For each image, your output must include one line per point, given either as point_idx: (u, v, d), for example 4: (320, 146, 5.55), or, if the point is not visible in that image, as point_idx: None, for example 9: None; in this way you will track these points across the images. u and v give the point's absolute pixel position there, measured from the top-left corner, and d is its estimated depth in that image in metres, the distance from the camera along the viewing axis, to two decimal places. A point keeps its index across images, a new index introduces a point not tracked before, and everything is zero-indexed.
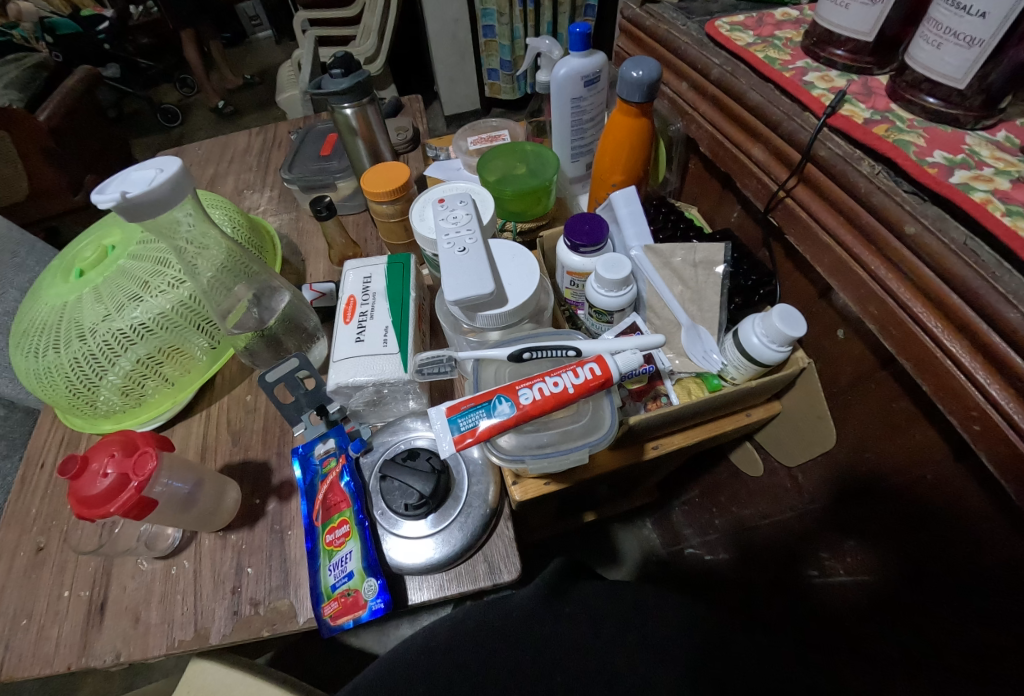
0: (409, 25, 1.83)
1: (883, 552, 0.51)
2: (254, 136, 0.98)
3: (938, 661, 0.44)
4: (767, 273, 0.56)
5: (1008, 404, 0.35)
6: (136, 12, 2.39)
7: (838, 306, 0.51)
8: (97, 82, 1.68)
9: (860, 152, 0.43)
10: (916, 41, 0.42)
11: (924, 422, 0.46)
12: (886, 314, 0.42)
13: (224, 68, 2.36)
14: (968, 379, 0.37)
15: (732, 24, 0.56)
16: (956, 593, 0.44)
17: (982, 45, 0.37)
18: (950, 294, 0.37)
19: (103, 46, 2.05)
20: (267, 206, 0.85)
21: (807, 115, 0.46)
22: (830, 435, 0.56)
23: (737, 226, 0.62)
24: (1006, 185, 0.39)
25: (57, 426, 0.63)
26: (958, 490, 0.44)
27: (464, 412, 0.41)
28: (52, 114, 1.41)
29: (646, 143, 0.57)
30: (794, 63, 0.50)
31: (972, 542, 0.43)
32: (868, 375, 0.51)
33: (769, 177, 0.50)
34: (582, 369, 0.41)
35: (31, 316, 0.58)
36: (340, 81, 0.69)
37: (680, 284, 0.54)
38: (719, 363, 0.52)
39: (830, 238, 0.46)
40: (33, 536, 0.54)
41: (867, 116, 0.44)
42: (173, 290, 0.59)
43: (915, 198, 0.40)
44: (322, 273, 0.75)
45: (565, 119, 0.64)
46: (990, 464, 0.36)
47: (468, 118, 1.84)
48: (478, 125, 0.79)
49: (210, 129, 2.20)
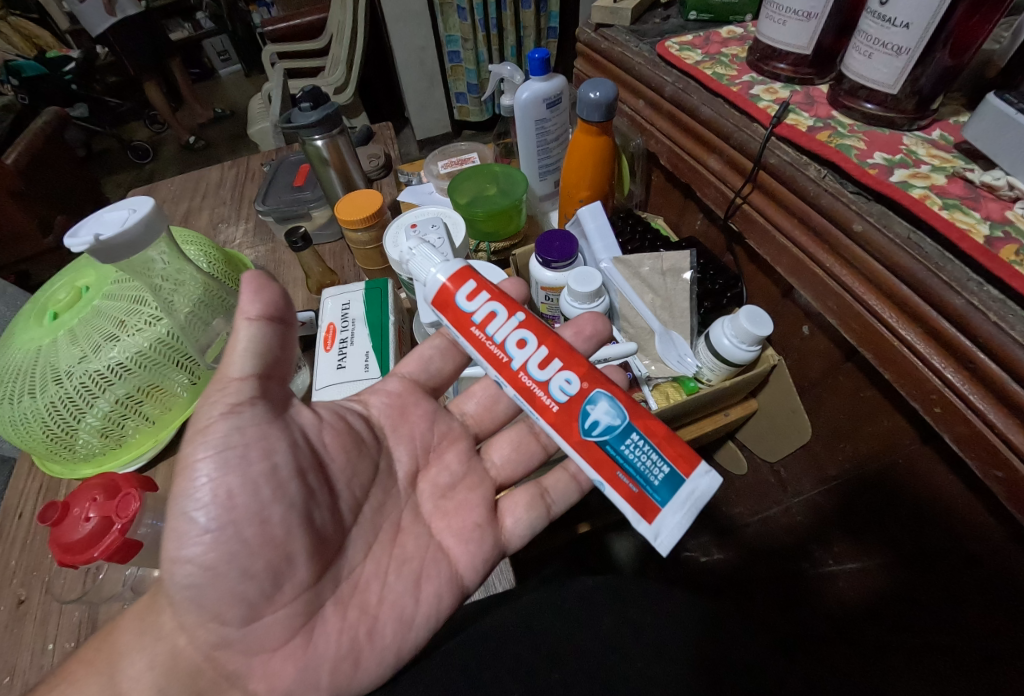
0: (376, 54, 1.86)
1: (877, 546, 0.53)
2: (226, 170, 0.98)
3: None
4: (733, 277, 0.58)
5: (965, 387, 0.36)
6: (102, 53, 2.41)
7: (800, 304, 0.54)
8: (64, 123, 1.67)
9: (806, 159, 0.46)
10: (850, 51, 0.45)
11: (890, 410, 0.48)
12: (845, 308, 0.44)
13: (194, 104, 2.36)
14: (925, 365, 0.38)
15: (682, 44, 0.59)
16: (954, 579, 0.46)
17: (909, 53, 0.40)
18: (900, 286, 0.39)
19: (70, 87, 2.05)
20: (243, 239, 0.85)
21: (756, 126, 0.49)
22: (806, 428, 0.59)
23: (702, 233, 0.65)
24: (942, 181, 0.41)
25: (35, 474, 0.61)
26: (930, 471, 0.46)
27: (583, 414, 0.37)
28: (19, 158, 1.39)
29: (609, 159, 0.59)
30: (740, 78, 0.53)
31: (960, 520, 0.45)
32: (835, 368, 0.53)
33: (725, 185, 0.53)
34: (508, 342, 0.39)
35: (6, 361, 0.57)
36: (310, 114, 0.71)
37: (650, 293, 0.56)
38: (694, 366, 0.54)
39: (786, 240, 0.48)
40: (13, 589, 0.52)
41: (811, 124, 0.47)
42: (150, 327, 0.57)
43: (860, 198, 0.42)
44: (301, 303, 0.76)
45: (530, 140, 0.66)
46: (954, 444, 0.38)
47: (440, 142, 1.85)
48: (447, 150, 0.80)
49: (181, 163, 2.19)
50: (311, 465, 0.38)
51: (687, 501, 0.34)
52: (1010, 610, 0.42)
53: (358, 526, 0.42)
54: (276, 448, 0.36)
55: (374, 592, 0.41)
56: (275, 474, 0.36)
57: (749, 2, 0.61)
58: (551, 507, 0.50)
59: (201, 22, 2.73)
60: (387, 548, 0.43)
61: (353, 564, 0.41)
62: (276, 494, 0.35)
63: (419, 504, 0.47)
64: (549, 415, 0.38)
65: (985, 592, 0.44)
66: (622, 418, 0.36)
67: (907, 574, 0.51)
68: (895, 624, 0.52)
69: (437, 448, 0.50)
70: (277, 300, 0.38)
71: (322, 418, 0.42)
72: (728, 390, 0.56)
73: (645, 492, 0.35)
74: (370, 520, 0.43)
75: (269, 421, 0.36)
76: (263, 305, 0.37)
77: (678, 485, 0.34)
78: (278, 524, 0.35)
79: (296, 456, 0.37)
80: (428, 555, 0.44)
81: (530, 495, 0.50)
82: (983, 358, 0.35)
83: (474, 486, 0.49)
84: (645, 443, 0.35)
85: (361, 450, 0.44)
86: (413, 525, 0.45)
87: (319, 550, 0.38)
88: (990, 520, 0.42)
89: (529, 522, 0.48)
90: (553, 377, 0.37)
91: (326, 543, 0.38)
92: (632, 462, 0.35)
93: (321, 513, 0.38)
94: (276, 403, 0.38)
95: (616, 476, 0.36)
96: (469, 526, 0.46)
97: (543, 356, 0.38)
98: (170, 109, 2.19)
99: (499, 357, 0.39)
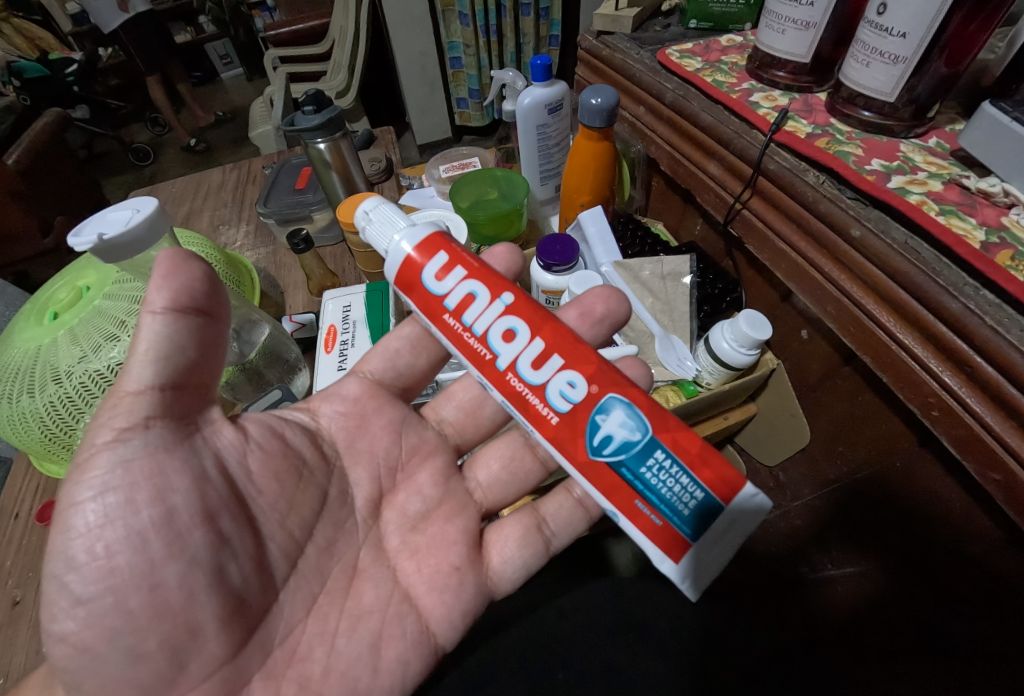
0: (378, 60, 1.88)
1: (877, 554, 0.54)
2: (228, 172, 0.99)
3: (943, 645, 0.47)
4: (733, 281, 0.59)
5: (962, 390, 0.37)
6: (104, 55, 2.42)
7: (799, 308, 0.54)
8: (65, 124, 1.67)
9: (805, 165, 0.46)
10: (848, 60, 0.45)
11: (889, 413, 0.49)
12: (843, 313, 0.44)
13: (196, 107, 2.38)
14: (923, 368, 0.39)
15: (682, 51, 0.60)
16: (953, 583, 0.46)
17: (907, 62, 0.40)
18: (898, 291, 0.40)
19: (73, 89, 2.06)
20: (244, 242, 0.85)
21: (756, 132, 0.50)
22: (804, 432, 0.59)
23: (701, 238, 0.65)
24: (938, 187, 0.42)
25: (32, 474, 0.61)
26: (927, 475, 0.47)
27: (590, 428, 0.32)
28: (21, 159, 1.40)
29: (610, 164, 0.59)
30: (740, 85, 0.54)
31: (958, 526, 0.45)
32: (834, 372, 0.54)
33: (726, 190, 0.54)
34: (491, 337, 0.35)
35: (6, 360, 0.57)
36: (313, 118, 0.72)
37: (651, 296, 0.56)
38: (694, 369, 0.54)
39: (785, 245, 0.49)
40: (8, 591, 0.51)
41: (809, 131, 0.48)
42: None
43: (858, 204, 0.43)
44: (302, 305, 0.76)
45: (532, 145, 0.66)
46: (951, 447, 0.38)
47: (441, 147, 1.86)
48: (449, 154, 0.81)
49: (181, 166, 2.20)
50: (227, 506, 0.34)
51: (724, 533, 0.30)
52: (1003, 612, 0.43)
53: (296, 577, 0.37)
54: (175, 487, 0.32)
55: (318, 661, 0.36)
56: (170, 523, 0.31)
57: (747, 11, 0.62)
58: (549, 539, 0.46)
59: (203, 25, 2.74)
60: (340, 601, 0.38)
61: (291, 624, 0.36)
62: (172, 550, 0.31)
63: (384, 538, 0.42)
64: (549, 421, 0.34)
65: (978, 589, 0.44)
66: (642, 433, 0.32)
67: (903, 575, 0.51)
68: (897, 627, 0.52)
69: (407, 469, 0.46)
70: (195, 291, 0.33)
71: (250, 438, 0.37)
72: (728, 394, 0.56)
73: (670, 524, 0.30)
74: (314, 567, 0.38)
75: (167, 449, 0.32)
76: (173, 295, 0.32)
77: (715, 517, 0.30)
78: (175, 589, 0.30)
79: (204, 497, 0.33)
80: (390, 609, 0.39)
81: (526, 526, 0.45)
82: (980, 361, 0.35)
83: (451, 514, 0.44)
84: (672, 464, 0.31)
85: (302, 480, 0.39)
86: (373, 567, 0.40)
87: (239, 616, 0.33)
88: (984, 520, 0.43)
89: (523, 554, 0.44)
90: (550, 380, 0.33)
91: (249, 606, 0.34)
92: (655, 489, 0.31)
93: (239, 567, 0.33)
94: (181, 424, 0.33)
95: (633, 503, 0.31)
96: (444, 569, 0.41)
97: (543, 352, 0.34)
98: (172, 111, 2.20)
99: (483, 354, 0.35)
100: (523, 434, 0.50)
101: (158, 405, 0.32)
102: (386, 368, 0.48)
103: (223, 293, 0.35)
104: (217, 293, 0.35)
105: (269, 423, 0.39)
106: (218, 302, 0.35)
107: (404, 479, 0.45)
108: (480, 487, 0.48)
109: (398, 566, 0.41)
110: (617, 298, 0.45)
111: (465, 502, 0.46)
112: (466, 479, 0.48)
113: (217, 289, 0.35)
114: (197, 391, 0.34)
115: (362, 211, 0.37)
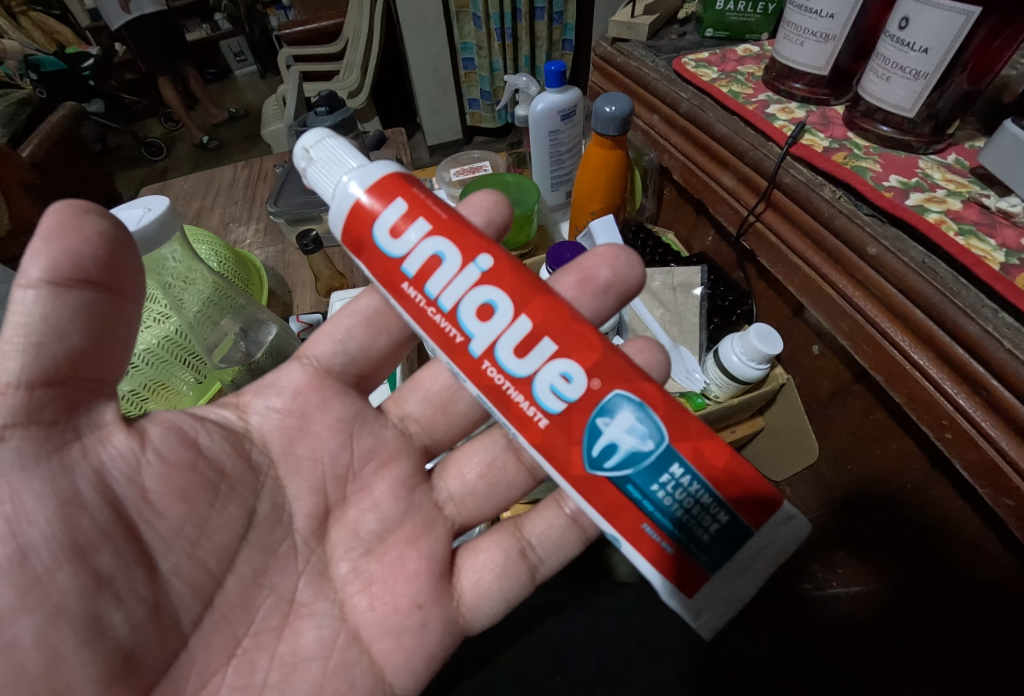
0: (391, 59, 1.88)
1: (875, 567, 0.54)
2: (240, 170, 0.99)
3: (955, 663, 0.47)
4: (743, 293, 0.59)
5: (977, 412, 0.36)
6: (121, 49, 2.44)
7: (811, 323, 0.54)
8: (81, 117, 1.69)
9: (821, 180, 0.46)
10: (867, 74, 0.45)
11: (900, 432, 0.48)
12: (857, 330, 0.44)
13: (209, 104, 2.39)
14: (937, 389, 0.38)
15: (698, 60, 0.60)
16: (965, 608, 0.46)
17: (928, 78, 0.40)
18: (914, 310, 0.39)
19: (88, 83, 2.09)
20: (253, 239, 0.85)
21: (771, 145, 0.49)
22: (813, 447, 0.59)
23: (713, 250, 0.65)
24: (957, 205, 0.41)
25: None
26: (937, 496, 0.46)
27: (588, 433, 0.31)
28: (36, 152, 1.41)
29: (622, 172, 0.59)
30: (756, 96, 0.54)
31: (973, 555, 0.44)
32: (845, 388, 0.53)
33: (740, 202, 0.53)
34: (465, 318, 0.34)
35: None
36: (325, 118, 0.73)
37: (661, 307, 0.57)
38: (702, 381, 0.54)
39: (799, 258, 0.48)
40: None
41: (826, 145, 0.47)
42: (159, 324, 0.53)
43: (875, 220, 0.42)
44: (309, 305, 0.76)
45: (543, 150, 0.66)
46: (964, 470, 0.37)
47: (452, 149, 1.84)
48: (459, 158, 0.80)
49: (193, 161, 2.21)
50: (107, 540, 0.31)
51: (749, 559, 0.30)
52: (1007, 636, 0.43)
53: (212, 615, 0.35)
54: (34, 520, 0.29)
55: None
56: (25, 564, 0.28)
57: (765, 20, 0.61)
58: (537, 568, 0.44)
59: (218, 23, 2.76)
60: (271, 645, 0.36)
61: (206, 675, 0.34)
62: (27, 601, 0.28)
63: (332, 565, 0.40)
64: (539, 427, 0.32)
65: (970, 603, 0.45)
66: (655, 443, 0.31)
67: (907, 592, 0.51)
68: (897, 641, 0.53)
69: (361, 480, 0.43)
70: (85, 259, 0.30)
71: (149, 445, 0.33)
72: (737, 406, 0.56)
73: (682, 549, 0.30)
74: (236, 606, 0.36)
75: (23, 468, 0.29)
76: (52, 265, 0.29)
77: (740, 538, 0.30)
78: (31, 650, 0.28)
79: (72, 529, 0.30)
80: (333, 656, 0.37)
81: (507, 552, 0.43)
82: (996, 383, 0.35)
83: (413, 536, 0.42)
84: (690, 481, 0.30)
85: (218, 499, 0.36)
86: (315, 601, 0.38)
87: (127, 671, 0.30)
88: (994, 543, 0.42)
89: (503, 587, 0.42)
90: (539, 371, 0.32)
91: (142, 662, 0.31)
92: (664, 509, 0.30)
93: (124, 615, 0.31)
94: (53, 432, 0.30)
95: (641, 525, 0.31)
96: (403, 608, 0.39)
97: (528, 338, 0.33)
98: (183, 106, 2.20)
99: (455, 337, 0.34)
100: (505, 438, 0.47)
101: (21, 408, 0.29)
102: (335, 356, 0.45)
103: (127, 263, 0.32)
104: (120, 265, 0.31)
105: (178, 426, 0.36)
106: (120, 274, 0.31)
107: (356, 491, 0.42)
108: (453, 500, 0.45)
109: (346, 601, 0.39)
110: (624, 262, 0.43)
111: (431, 519, 0.43)
112: (436, 490, 0.45)
113: (120, 258, 0.31)
114: (86, 385, 0.31)
115: (302, 151, 0.36)
